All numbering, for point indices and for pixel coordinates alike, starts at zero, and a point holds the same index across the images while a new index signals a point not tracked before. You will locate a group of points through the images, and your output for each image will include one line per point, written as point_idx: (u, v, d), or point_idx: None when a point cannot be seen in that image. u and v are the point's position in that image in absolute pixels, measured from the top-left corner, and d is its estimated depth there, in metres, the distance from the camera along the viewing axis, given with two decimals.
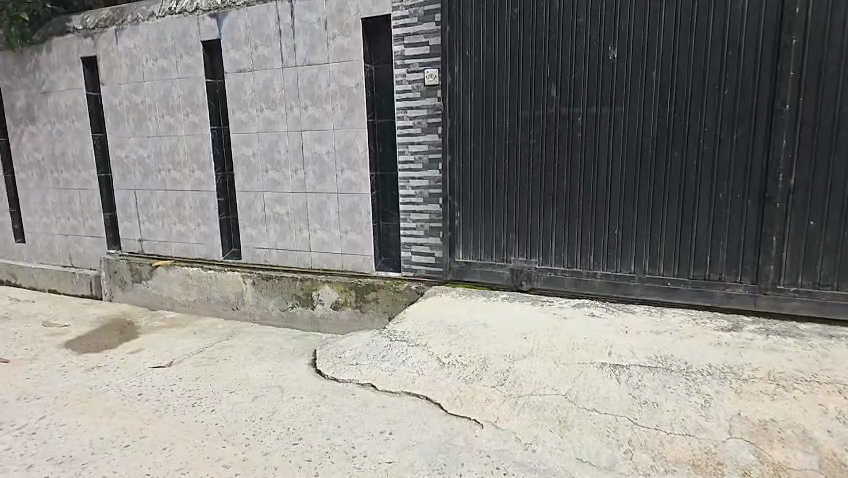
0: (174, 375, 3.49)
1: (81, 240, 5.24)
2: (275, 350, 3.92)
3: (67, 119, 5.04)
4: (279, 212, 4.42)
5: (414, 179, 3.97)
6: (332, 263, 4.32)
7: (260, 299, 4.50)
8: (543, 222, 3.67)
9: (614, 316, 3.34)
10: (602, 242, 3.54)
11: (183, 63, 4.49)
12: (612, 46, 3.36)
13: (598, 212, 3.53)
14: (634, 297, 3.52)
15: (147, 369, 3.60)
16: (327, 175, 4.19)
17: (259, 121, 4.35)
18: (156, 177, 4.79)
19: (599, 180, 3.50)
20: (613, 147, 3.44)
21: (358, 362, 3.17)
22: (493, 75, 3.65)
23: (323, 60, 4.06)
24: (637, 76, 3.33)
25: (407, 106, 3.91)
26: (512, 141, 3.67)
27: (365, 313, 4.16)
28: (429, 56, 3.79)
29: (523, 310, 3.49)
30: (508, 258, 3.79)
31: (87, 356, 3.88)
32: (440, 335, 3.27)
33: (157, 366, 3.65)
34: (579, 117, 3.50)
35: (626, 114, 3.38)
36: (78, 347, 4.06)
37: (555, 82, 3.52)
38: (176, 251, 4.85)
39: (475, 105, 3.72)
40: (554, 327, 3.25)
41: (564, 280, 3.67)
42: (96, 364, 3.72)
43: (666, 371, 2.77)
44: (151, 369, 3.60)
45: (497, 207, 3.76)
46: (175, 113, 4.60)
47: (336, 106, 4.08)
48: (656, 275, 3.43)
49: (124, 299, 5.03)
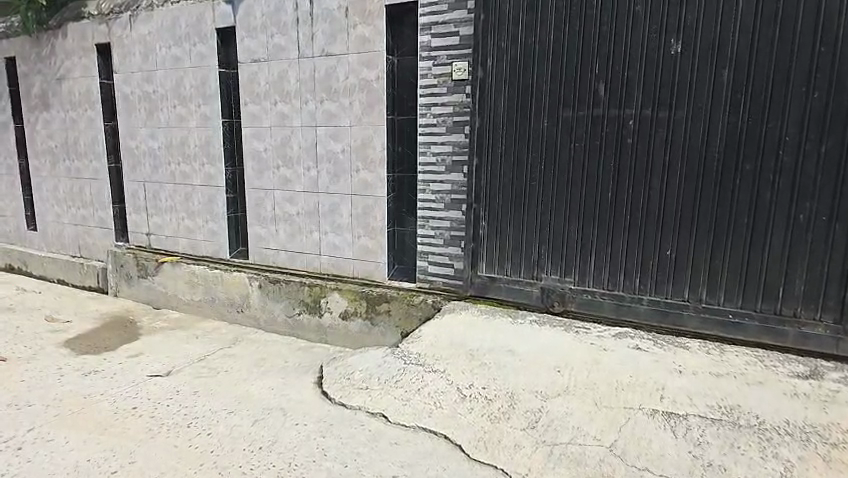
0: (173, 386, 3.22)
1: (90, 231, 5.09)
2: (280, 362, 3.63)
3: (80, 107, 4.90)
4: (289, 212, 4.11)
5: (436, 182, 3.59)
6: (343, 269, 3.98)
7: (265, 303, 4.19)
8: (581, 238, 3.23)
9: (662, 352, 2.90)
10: (651, 265, 3.10)
11: (196, 52, 4.24)
12: (675, 39, 2.90)
13: (647, 230, 3.09)
14: (686, 329, 3.07)
15: (145, 377, 3.35)
16: (342, 175, 3.86)
17: (272, 115, 4.06)
18: (165, 170, 4.57)
19: (651, 193, 3.05)
20: (670, 157, 2.99)
21: (368, 387, 2.81)
22: (531, 69, 3.23)
23: (342, 51, 3.73)
24: (703, 74, 2.87)
25: (431, 102, 3.54)
26: (550, 144, 3.24)
27: (376, 326, 3.79)
28: (459, 47, 3.40)
29: (554, 338, 3.07)
30: (538, 276, 3.36)
31: (85, 358, 3.65)
32: (459, 360, 2.90)
33: (154, 374, 3.39)
34: (631, 120, 3.05)
35: (688, 119, 2.93)
36: (77, 347, 3.85)
37: (604, 79, 3.08)
38: (183, 248, 4.62)
39: (509, 103, 3.31)
40: (593, 360, 2.84)
41: (603, 304, 3.22)
42: (93, 367, 3.48)
43: (734, 426, 2.36)
44: (150, 378, 3.34)
45: (529, 219, 3.34)
46: (186, 103, 4.36)
47: (354, 101, 3.74)
48: (713, 306, 2.99)
49: (129, 295, 4.84)
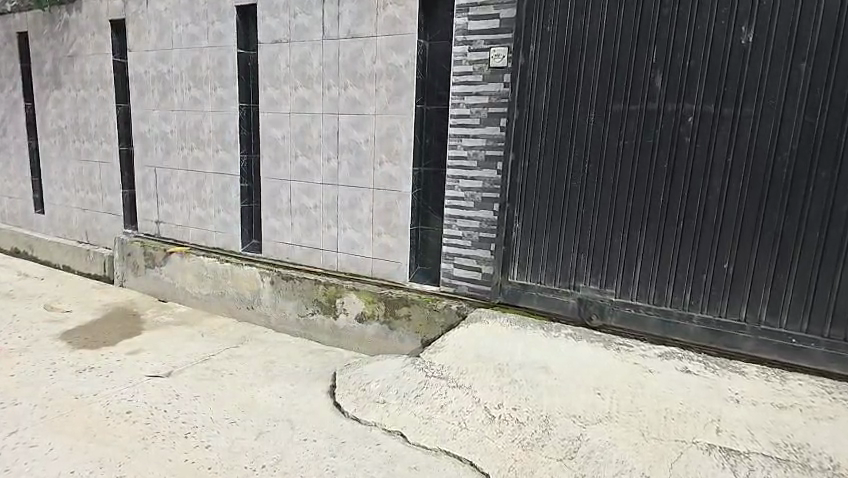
0: (173, 389, 3.01)
1: (98, 216, 4.91)
2: (290, 366, 3.39)
3: (92, 86, 4.70)
4: (306, 204, 3.87)
5: (465, 178, 3.32)
6: (360, 267, 3.73)
7: (277, 300, 3.96)
8: (625, 246, 2.94)
9: (715, 376, 2.60)
10: (704, 278, 2.80)
11: (214, 30, 4.01)
12: (747, 27, 2.59)
13: (702, 239, 2.79)
14: (741, 353, 2.76)
15: (144, 377, 3.14)
16: (363, 167, 3.60)
17: (292, 100, 3.81)
18: (177, 154, 4.35)
19: (708, 198, 2.76)
20: (732, 159, 2.69)
21: (385, 401, 2.56)
22: (578, 57, 2.95)
23: (369, 32, 3.46)
24: (777, 67, 2.56)
25: (465, 91, 3.28)
26: (596, 140, 2.95)
27: (394, 331, 3.54)
28: (498, 32, 3.13)
29: (593, 355, 2.78)
30: (575, 285, 3.08)
31: (81, 352, 3.46)
32: (488, 375, 2.64)
33: (154, 375, 3.18)
34: (690, 117, 2.75)
35: (756, 118, 2.62)
36: (75, 340, 3.66)
37: (661, 70, 2.78)
38: (192, 237, 4.40)
39: (552, 95, 3.03)
40: (638, 383, 2.55)
41: (648, 320, 2.93)
42: (90, 363, 3.29)
43: (804, 469, 2.07)
44: (149, 378, 3.13)
45: (568, 222, 3.06)
46: (202, 85, 4.13)
47: (381, 88, 3.47)
48: (774, 328, 2.68)
49: (135, 285, 4.65)
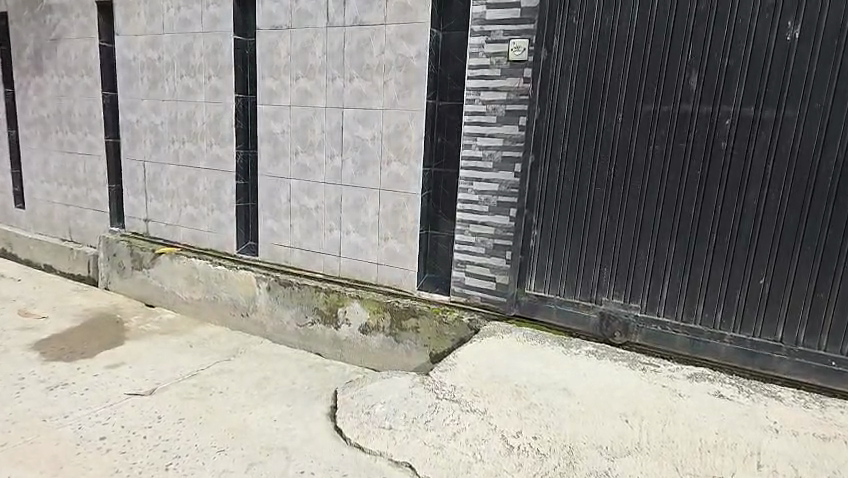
0: (154, 411, 2.76)
1: (83, 212, 4.61)
2: (286, 383, 3.16)
3: (76, 73, 4.38)
4: (306, 204, 3.62)
5: (480, 180, 3.10)
6: (365, 273, 3.49)
7: (274, 307, 3.70)
8: (652, 259, 2.73)
9: (750, 402, 2.39)
10: (738, 295, 2.59)
11: (208, 15, 3.71)
12: (792, 24, 2.37)
13: (736, 253, 2.57)
14: (775, 375, 2.56)
15: (123, 396, 2.89)
16: (369, 166, 3.35)
17: (293, 92, 3.54)
18: (168, 148, 4.06)
19: (745, 209, 2.54)
20: (772, 167, 2.47)
21: (392, 427, 2.33)
22: (605, 54, 2.71)
23: (378, 21, 3.19)
24: (824, 68, 2.34)
25: (480, 86, 3.04)
26: (623, 144, 2.73)
27: (401, 343, 3.32)
28: (518, 22, 2.89)
29: (617, 376, 2.57)
30: (597, 299, 2.87)
31: (54, 365, 3.20)
32: (505, 398, 2.42)
33: (134, 393, 2.93)
34: (726, 120, 2.53)
35: (800, 122, 2.40)
36: (49, 351, 3.39)
37: (696, 69, 2.56)
38: (184, 237, 4.13)
39: (576, 94, 2.79)
40: (669, 409, 2.33)
41: (676, 338, 2.73)
42: (63, 380, 3.03)
43: None
44: (128, 397, 2.88)
45: (590, 232, 2.84)
46: (194, 74, 3.84)
47: (389, 81, 3.21)
48: (813, 350, 2.49)
49: (121, 288, 4.36)
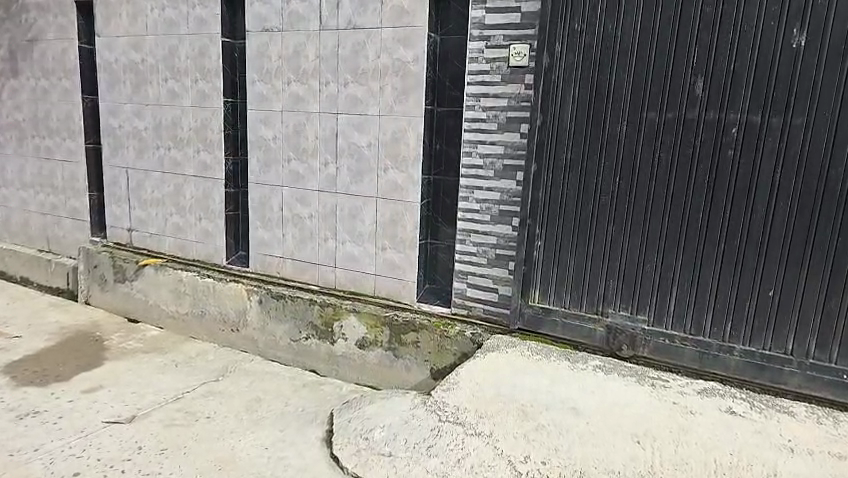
0: (134, 441, 2.62)
1: (61, 222, 4.37)
2: (278, 405, 3.01)
3: (54, 75, 4.16)
4: (300, 213, 3.46)
5: (481, 189, 3.00)
6: (361, 285, 3.35)
7: (266, 321, 3.54)
8: (659, 270, 2.66)
9: (763, 418, 2.31)
10: (747, 306, 2.52)
11: (194, 16, 3.55)
12: (798, 30, 2.30)
13: (745, 263, 2.51)
14: (786, 389, 2.50)
15: (100, 425, 2.75)
16: (365, 174, 3.22)
17: (285, 97, 3.40)
18: (152, 154, 3.87)
19: (753, 218, 2.47)
20: (780, 175, 2.40)
21: (392, 454, 2.20)
22: (608, 60, 2.63)
23: (374, 24, 3.07)
24: (831, 74, 2.28)
25: (480, 92, 2.94)
26: (628, 152, 2.65)
27: (400, 359, 3.19)
28: (519, 27, 2.80)
29: (628, 393, 2.47)
30: (603, 311, 2.79)
31: (25, 391, 3.03)
32: (510, 419, 2.32)
33: (113, 421, 2.78)
34: (732, 127, 2.46)
35: (808, 130, 2.34)
36: (21, 375, 3.19)
37: (702, 75, 2.48)
38: (170, 247, 3.94)
39: (579, 101, 2.71)
40: (682, 427, 2.24)
41: (685, 351, 2.65)
42: (35, 407, 2.88)
43: None
44: (106, 426, 2.74)
45: (595, 243, 2.76)
46: (180, 77, 3.67)
47: (385, 85, 3.09)
48: (823, 363, 2.43)
49: (102, 301, 4.14)
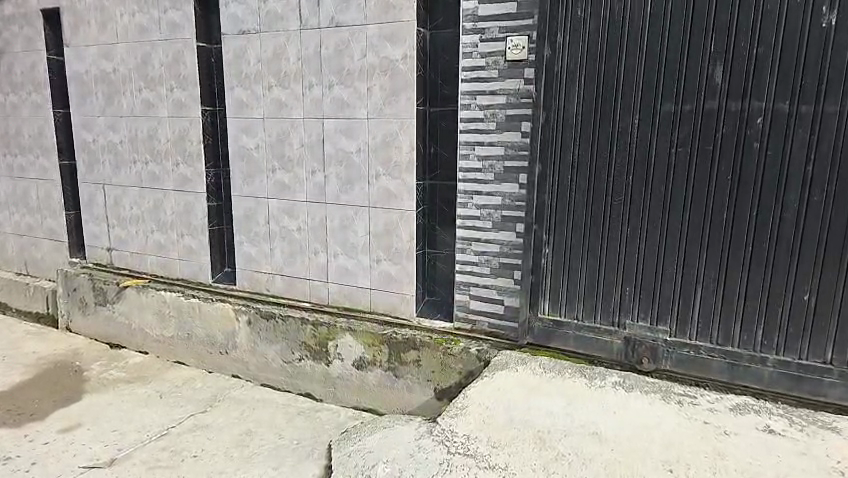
0: None
1: (38, 243, 4.14)
2: (271, 439, 2.79)
3: (23, 89, 3.93)
4: (287, 227, 3.24)
5: (481, 194, 2.77)
6: (356, 301, 3.12)
7: (256, 343, 3.31)
8: (681, 274, 2.43)
9: (806, 437, 2.07)
10: (780, 312, 2.29)
11: (167, 20, 3.32)
12: (830, 7, 2.07)
13: (776, 264, 2.27)
14: (827, 402, 2.26)
15: (76, 471, 2.52)
16: (355, 182, 2.99)
17: (266, 103, 3.17)
18: (130, 169, 3.64)
19: (783, 215, 2.24)
20: (813, 167, 2.17)
21: None
22: (617, 50, 2.40)
23: (357, 20, 2.84)
24: None
25: (476, 90, 2.71)
26: (642, 148, 2.42)
27: (401, 380, 2.97)
28: (515, 17, 2.58)
29: (652, 412, 2.23)
30: (620, 322, 2.56)
31: None
32: (526, 449, 2.06)
33: (91, 466, 2.55)
34: (757, 117, 2.23)
35: (843, 116, 2.11)
36: None
37: (721, 61, 2.25)
38: (152, 267, 3.70)
39: (585, 94, 2.48)
40: (718, 453, 1.99)
41: (712, 363, 2.42)
42: (5, 453, 2.64)
43: None
44: (83, 472, 2.51)
45: (609, 249, 2.53)
46: (155, 86, 3.44)
47: (372, 87, 2.87)
48: None
49: (83, 326, 3.91)
